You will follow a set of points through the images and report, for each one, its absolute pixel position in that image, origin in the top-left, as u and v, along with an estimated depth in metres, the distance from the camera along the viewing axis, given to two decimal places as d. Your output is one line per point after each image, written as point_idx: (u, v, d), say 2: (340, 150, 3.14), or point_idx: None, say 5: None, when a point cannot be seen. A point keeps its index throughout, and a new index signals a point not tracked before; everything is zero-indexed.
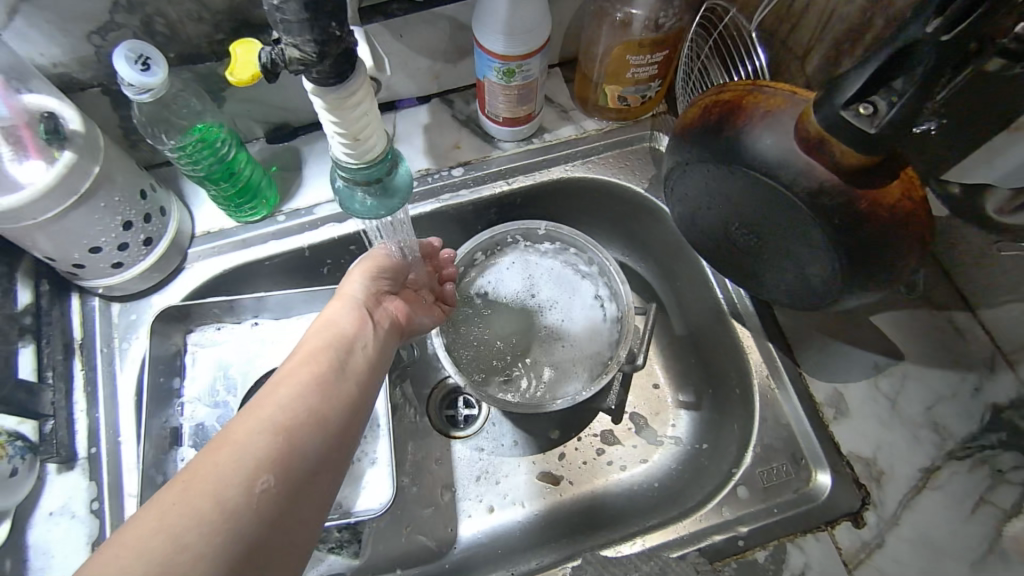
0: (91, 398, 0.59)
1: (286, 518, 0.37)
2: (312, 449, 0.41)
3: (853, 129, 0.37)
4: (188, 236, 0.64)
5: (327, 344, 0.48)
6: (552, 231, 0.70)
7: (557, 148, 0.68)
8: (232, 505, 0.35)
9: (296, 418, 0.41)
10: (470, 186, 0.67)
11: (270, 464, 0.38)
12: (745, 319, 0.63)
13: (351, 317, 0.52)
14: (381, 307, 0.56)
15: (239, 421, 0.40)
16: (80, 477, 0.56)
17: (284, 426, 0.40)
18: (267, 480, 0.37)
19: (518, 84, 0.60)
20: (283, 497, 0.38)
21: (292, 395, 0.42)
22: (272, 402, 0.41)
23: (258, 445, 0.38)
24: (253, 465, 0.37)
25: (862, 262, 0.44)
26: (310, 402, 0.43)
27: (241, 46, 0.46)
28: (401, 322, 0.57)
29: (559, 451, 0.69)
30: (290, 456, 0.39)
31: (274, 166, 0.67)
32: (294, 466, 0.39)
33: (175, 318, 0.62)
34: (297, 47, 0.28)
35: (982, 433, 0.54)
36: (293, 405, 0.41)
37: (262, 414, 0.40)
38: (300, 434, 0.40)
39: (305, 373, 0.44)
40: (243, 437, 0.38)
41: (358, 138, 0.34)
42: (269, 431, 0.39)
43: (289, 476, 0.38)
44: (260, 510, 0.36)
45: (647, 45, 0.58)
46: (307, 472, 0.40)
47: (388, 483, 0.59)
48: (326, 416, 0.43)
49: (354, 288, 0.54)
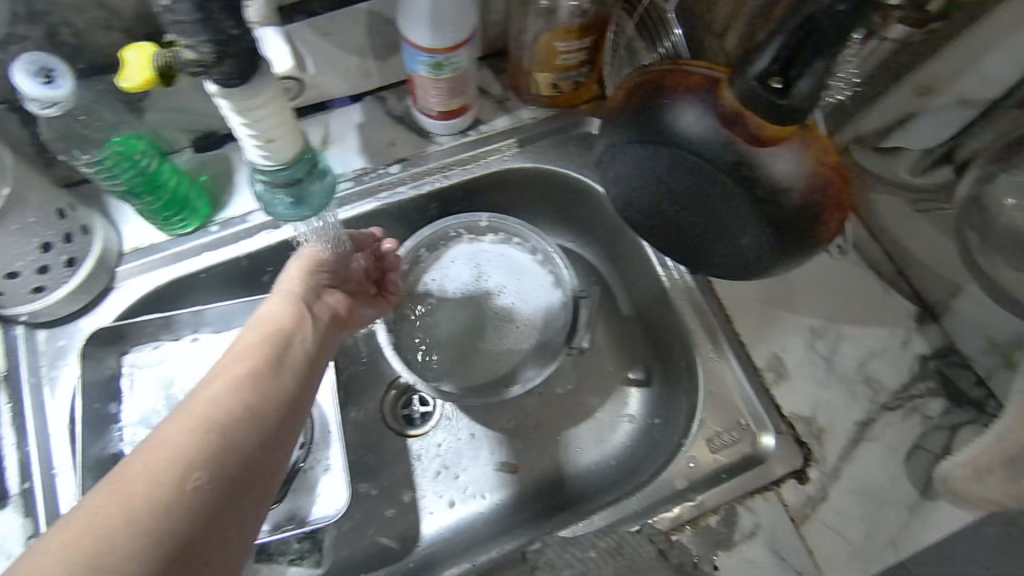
0: (19, 431, 0.56)
1: (221, 515, 0.37)
2: (247, 445, 0.40)
3: (767, 101, 0.38)
4: (116, 254, 0.61)
5: (263, 340, 0.47)
6: (495, 222, 0.70)
7: (493, 139, 0.68)
8: (163, 505, 0.34)
9: (230, 415, 0.40)
10: (408, 183, 0.67)
11: (204, 462, 0.37)
12: (687, 294, 0.64)
13: (290, 312, 0.51)
14: (322, 301, 0.55)
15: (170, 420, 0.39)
16: (13, 513, 0.54)
17: (218, 423, 0.39)
18: (200, 478, 0.36)
19: (449, 77, 0.59)
20: (218, 493, 0.37)
21: (225, 392, 0.42)
22: (203, 400, 0.40)
23: (189, 443, 0.37)
24: (185, 464, 0.36)
25: (787, 232, 0.45)
26: (244, 399, 0.42)
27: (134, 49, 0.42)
28: (343, 315, 0.57)
29: (517, 441, 0.69)
30: (224, 454, 0.38)
31: (204, 175, 0.65)
32: (229, 463, 0.38)
33: (109, 340, 0.60)
34: (192, 48, 0.27)
35: (913, 381, 0.58)
36: (225, 402, 0.41)
37: (194, 413, 0.39)
38: (235, 431, 0.40)
39: (239, 370, 0.44)
40: (174, 436, 0.38)
41: (271, 139, 0.34)
42: (202, 429, 0.38)
43: (224, 474, 0.38)
44: (193, 508, 0.35)
45: (575, 31, 0.58)
46: (243, 467, 0.39)
47: (343, 490, 0.59)
48: (262, 412, 0.42)
49: (292, 283, 0.53)
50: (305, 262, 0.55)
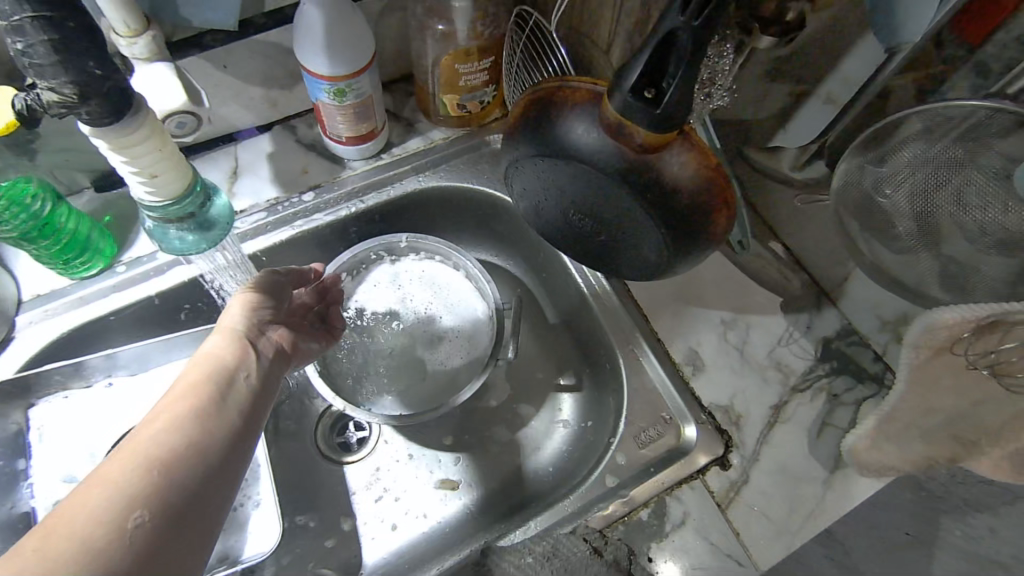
0: None
1: (165, 553, 0.36)
2: (192, 480, 0.39)
3: (644, 112, 0.41)
4: (15, 302, 0.59)
5: (206, 375, 0.46)
6: (415, 241, 0.71)
7: (406, 160, 0.69)
8: (97, 548, 0.33)
9: (173, 452, 0.39)
10: (323, 209, 0.67)
11: (144, 500, 0.36)
12: (603, 298, 0.66)
13: (232, 348, 0.49)
14: (266, 337, 0.53)
15: (110, 459, 0.38)
16: None
17: (160, 460, 0.38)
18: (140, 516, 0.36)
19: (353, 103, 0.60)
20: (160, 531, 0.36)
21: (169, 428, 0.40)
22: (145, 437, 0.39)
23: (129, 482, 0.37)
24: (123, 504, 0.36)
25: (681, 230, 0.48)
26: (188, 434, 0.41)
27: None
28: (287, 350, 0.55)
29: (455, 456, 0.69)
30: (165, 491, 0.37)
31: (107, 217, 0.63)
32: (172, 502, 0.37)
33: (11, 394, 0.56)
34: (54, 90, 0.27)
35: (819, 364, 0.63)
36: (168, 439, 0.40)
37: (135, 450, 0.38)
38: (178, 466, 0.39)
39: (182, 405, 0.42)
40: (113, 474, 0.37)
41: (156, 174, 0.34)
42: (143, 467, 0.38)
43: (166, 512, 0.37)
44: (131, 549, 0.35)
45: (474, 52, 0.61)
46: (187, 504, 0.38)
47: (275, 523, 0.57)
48: (208, 447, 0.41)
49: (233, 319, 0.52)
50: (247, 295, 0.54)
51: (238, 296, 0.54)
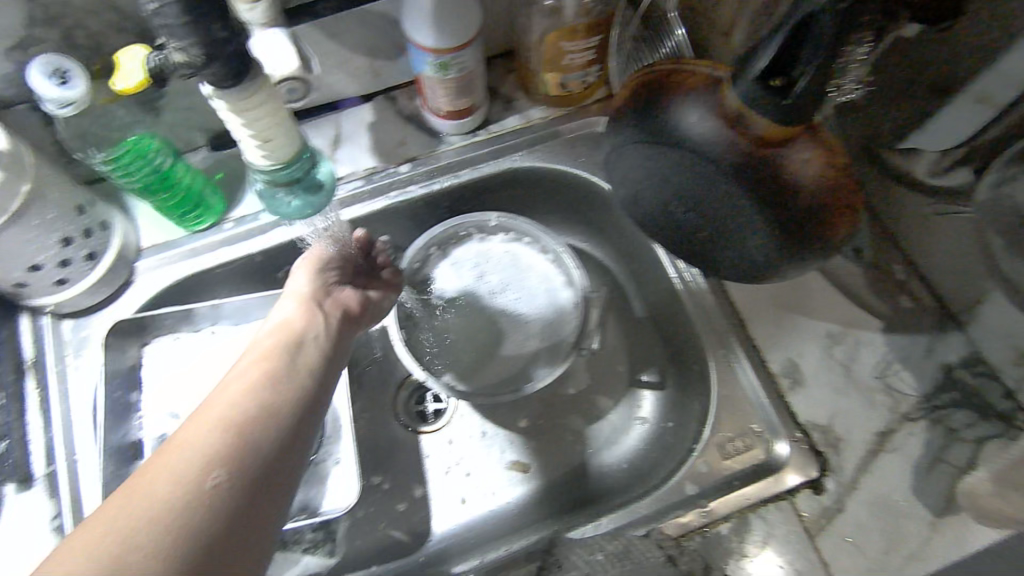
0: (47, 416, 0.58)
1: (246, 508, 0.37)
2: (265, 442, 0.41)
3: (770, 102, 0.38)
4: (136, 249, 0.63)
5: (275, 343, 0.49)
6: (505, 222, 0.69)
7: (504, 138, 0.68)
8: (183, 504, 0.35)
9: (246, 415, 0.41)
10: (418, 181, 0.67)
11: (223, 458, 0.38)
12: (697, 296, 0.62)
13: (302, 312, 0.53)
14: (332, 298, 0.56)
15: (188, 426, 0.40)
16: (42, 494, 0.56)
17: (234, 423, 0.40)
18: (220, 474, 0.37)
19: (455, 77, 0.59)
20: (240, 488, 0.37)
21: (240, 393, 0.43)
22: (217, 403, 0.42)
23: (207, 443, 0.38)
24: (203, 463, 0.37)
25: (796, 235, 0.44)
26: (259, 399, 0.43)
27: (127, 53, 0.44)
28: (355, 313, 0.58)
29: (528, 440, 0.69)
30: (240, 452, 0.39)
31: (219, 174, 0.66)
32: (246, 462, 0.39)
33: (128, 333, 0.61)
34: (182, 50, 0.28)
35: (935, 393, 0.55)
36: (240, 404, 0.42)
37: (210, 416, 0.41)
38: (251, 430, 0.41)
39: (253, 372, 0.45)
40: (192, 438, 0.39)
41: (268, 140, 0.35)
42: (219, 429, 0.40)
43: (242, 471, 0.38)
44: (214, 504, 0.36)
45: (582, 30, 0.58)
46: (263, 463, 0.40)
47: (353, 482, 0.59)
48: (278, 409, 0.43)
49: (300, 285, 0.55)
50: (311, 260, 0.57)
51: (303, 262, 0.57)
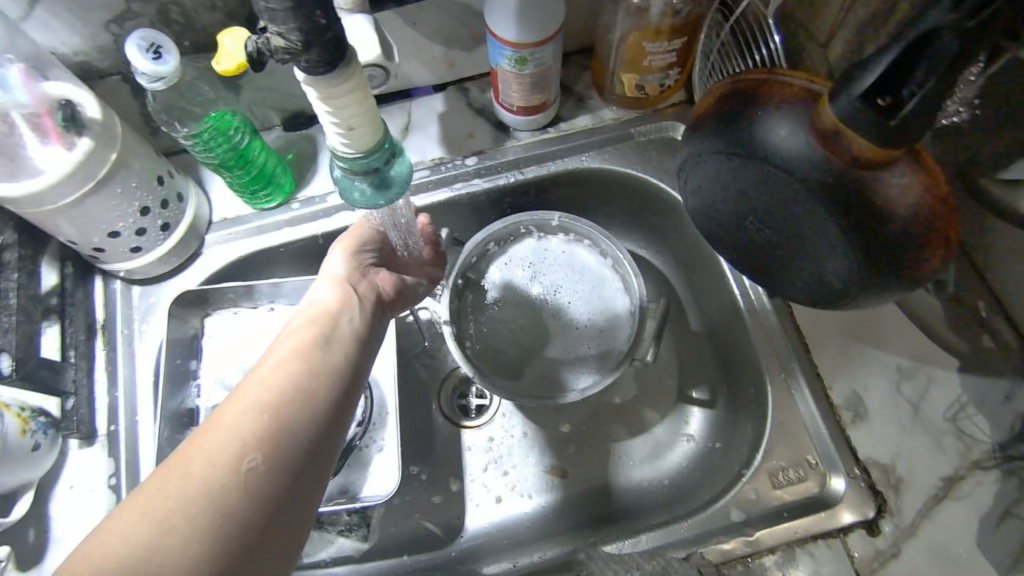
0: (112, 377, 0.60)
1: (280, 495, 0.38)
2: (300, 425, 0.41)
3: (871, 121, 0.36)
4: (206, 222, 0.65)
5: (311, 321, 0.48)
6: (566, 222, 0.69)
7: (573, 137, 0.67)
8: (219, 490, 0.36)
9: (282, 396, 0.42)
10: (483, 175, 0.67)
11: (258, 443, 0.39)
12: (759, 316, 0.60)
13: (338, 292, 0.52)
14: (368, 280, 0.55)
15: (225, 404, 0.41)
16: (101, 452, 0.58)
17: (269, 404, 0.41)
18: (255, 459, 0.38)
19: (532, 73, 0.59)
20: (274, 474, 0.39)
21: (276, 372, 0.43)
22: (254, 381, 0.42)
23: (242, 426, 0.39)
24: (239, 447, 0.38)
25: (880, 263, 0.41)
26: (296, 380, 0.43)
27: (228, 33, 0.47)
28: (390, 297, 0.57)
29: (570, 445, 0.68)
30: (275, 435, 0.40)
31: (290, 154, 0.68)
32: (280, 447, 0.39)
33: (193, 303, 0.63)
34: (282, 35, 0.27)
35: (1013, 443, 0.51)
36: (277, 385, 0.42)
37: (246, 395, 0.41)
38: (286, 412, 0.41)
39: (290, 350, 0.45)
40: (229, 419, 0.40)
41: (352, 128, 0.34)
42: (255, 411, 0.40)
43: (277, 457, 0.39)
44: (249, 492, 0.37)
45: (666, 31, 0.56)
46: (297, 448, 0.40)
47: (394, 471, 0.60)
48: (314, 390, 0.43)
49: (336, 265, 0.54)
50: (346, 243, 0.55)
51: (339, 243, 0.56)
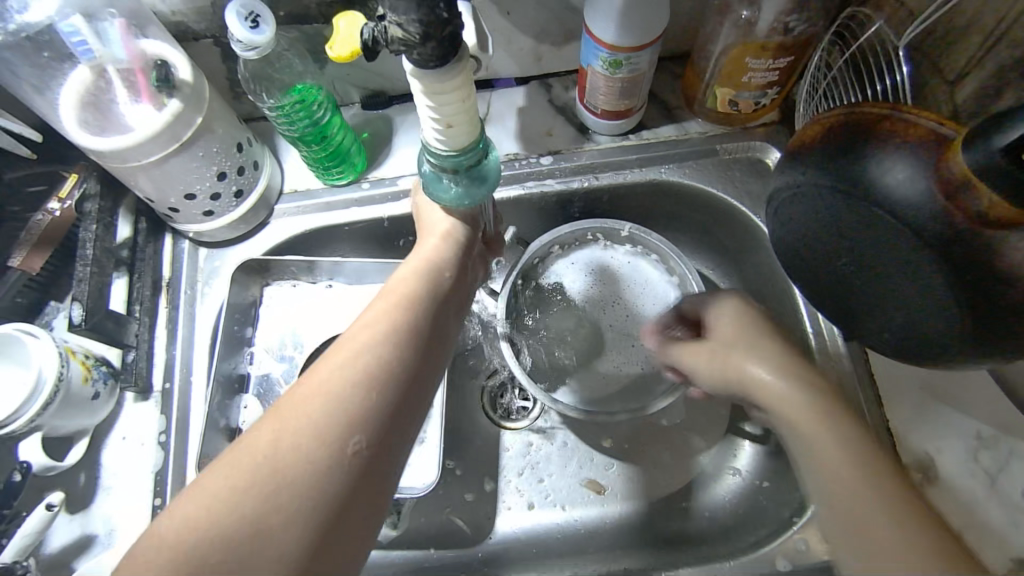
0: (171, 335, 0.61)
1: (379, 474, 0.39)
2: (401, 402, 0.42)
3: (1013, 178, 0.33)
4: (277, 192, 0.65)
5: (420, 284, 0.48)
6: (637, 234, 0.66)
7: (655, 146, 0.65)
8: (324, 464, 0.37)
9: (386, 368, 0.42)
10: (556, 176, 0.65)
11: (362, 421, 0.39)
12: (832, 359, 0.57)
13: (452, 256, 0.51)
14: (476, 244, 0.55)
15: (332, 369, 0.41)
16: (154, 406, 0.59)
17: (375, 378, 0.41)
18: (358, 439, 0.39)
19: (623, 77, 0.57)
20: (376, 454, 0.39)
21: (383, 340, 0.43)
22: (362, 348, 0.42)
23: (348, 400, 0.40)
24: (345, 424, 0.39)
25: (990, 328, 0.38)
26: (399, 354, 0.43)
27: (344, 19, 0.48)
28: (487, 258, 0.58)
29: (610, 461, 0.66)
30: (378, 412, 0.40)
31: (366, 133, 0.68)
32: (382, 424, 0.40)
33: (255, 271, 0.64)
34: (401, 25, 0.26)
35: None
36: (382, 356, 0.42)
37: (354, 364, 0.41)
38: (388, 390, 0.41)
39: (399, 315, 0.45)
40: (336, 389, 0.40)
41: (451, 125, 0.33)
42: (362, 383, 0.41)
43: (379, 434, 0.40)
44: (351, 471, 0.38)
45: (772, 48, 0.53)
46: (397, 427, 0.41)
47: (435, 464, 0.60)
48: (417, 365, 0.44)
49: (454, 225, 0.52)
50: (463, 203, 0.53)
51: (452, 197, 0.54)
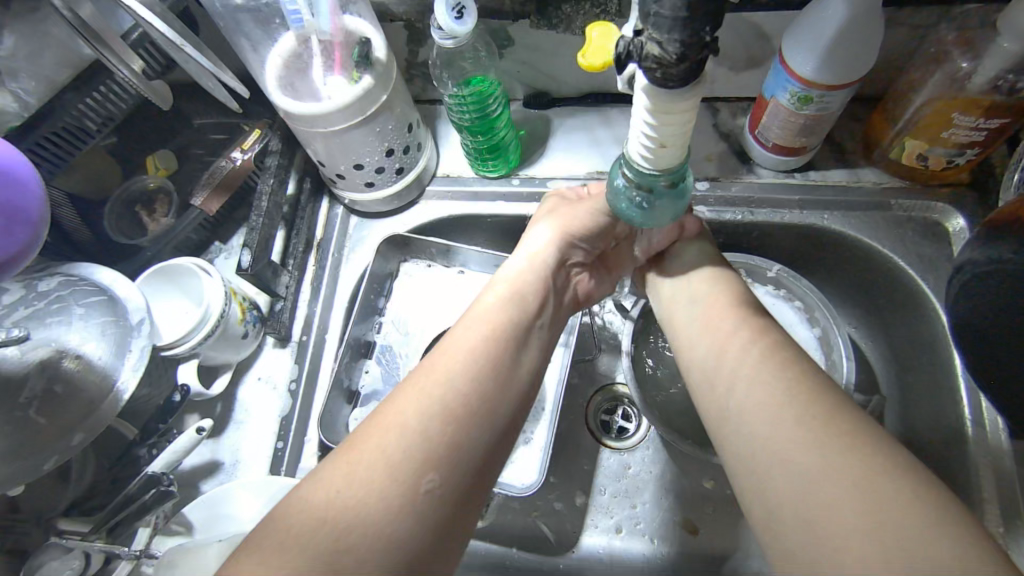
0: (314, 292, 0.65)
1: (453, 517, 0.38)
2: (476, 441, 0.41)
3: None
4: (431, 174, 0.68)
5: (505, 313, 0.48)
6: (784, 277, 0.63)
7: (821, 189, 0.61)
8: (399, 501, 0.37)
9: (461, 404, 0.42)
10: (710, 203, 0.63)
11: (436, 461, 0.39)
12: (991, 453, 0.52)
13: (540, 285, 0.51)
14: (564, 275, 0.55)
15: (408, 401, 0.41)
16: (289, 355, 0.63)
17: (451, 415, 0.41)
18: (432, 480, 0.38)
19: (809, 114, 0.54)
20: (449, 495, 0.38)
21: (462, 373, 0.43)
22: (440, 382, 0.42)
23: (423, 437, 0.39)
24: (420, 462, 0.38)
25: None
26: (480, 390, 0.43)
27: (598, 28, 0.42)
28: (580, 298, 0.58)
29: (709, 503, 0.64)
30: (453, 452, 0.39)
31: (523, 130, 0.69)
32: (455, 464, 0.39)
33: (397, 245, 0.66)
34: (660, 44, 0.26)
35: None
36: (458, 390, 0.42)
37: (432, 398, 0.41)
38: (463, 426, 0.41)
39: (479, 345, 0.45)
40: (410, 423, 0.40)
41: (664, 147, 0.32)
42: (437, 419, 0.40)
43: (453, 474, 0.39)
44: (425, 512, 0.37)
45: (986, 106, 0.49)
46: (471, 467, 0.40)
47: (538, 467, 0.60)
48: (495, 404, 0.43)
49: (546, 256, 0.53)
50: (563, 232, 0.54)
51: (556, 220, 0.55)
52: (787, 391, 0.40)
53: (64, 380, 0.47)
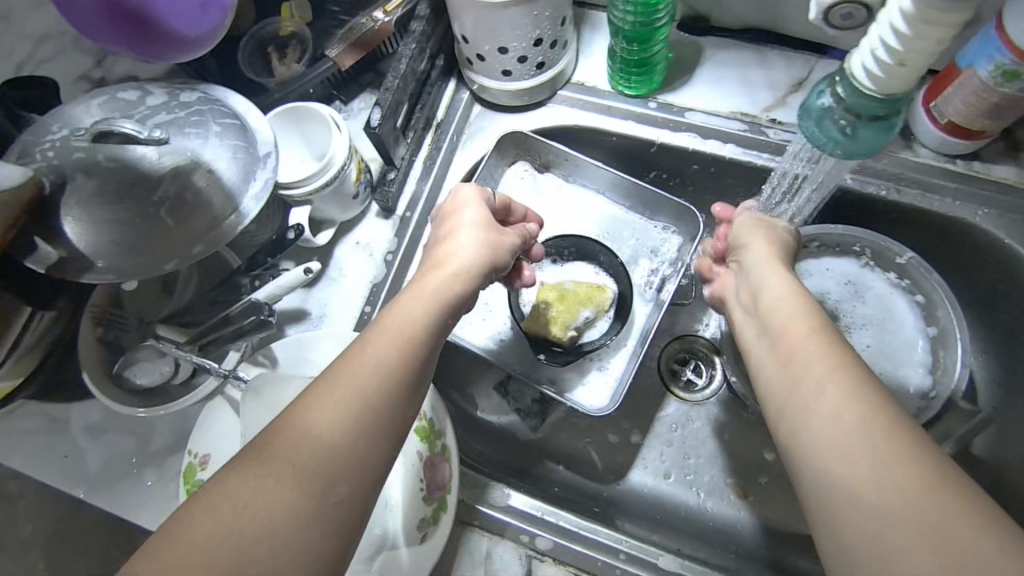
0: (425, 171, 0.65)
1: (357, 523, 0.35)
2: (383, 446, 0.37)
3: None
4: (566, 79, 0.65)
5: (416, 317, 0.42)
6: (914, 266, 0.59)
7: (982, 183, 0.57)
8: (304, 514, 0.33)
9: (366, 409, 0.37)
10: (856, 172, 0.59)
11: (344, 470, 0.35)
12: None
13: (460, 296, 0.46)
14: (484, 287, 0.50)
15: (305, 408, 0.36)
16: (389, 227, 0.63)
17: (355, 422, 0.36)
18: (341, 490, 0.34)
19: (1006, 94, 0.49)
20: (360, 504, 0.35)
21: (366, 376, 0.38)
22: (339, 385, 0.37)
23: (328, 446, 0.35)
24: (327, 472, 0.34)
25: None
26: (390, 392, 0.38)
27: None
28: None
29: (767, 473, 0.63)
30: (360, 463, 0.36)
31: (671, 54, 0.65)
32: (363, 474, 0.35)
33: (516, 143, 0.64)
34: None
35: None
36: (363, 394, 0.37)
37: (333, 401, 0.36)
38: (370, 437, 0.36)
39: (389, 344, 0.40)
40: (312, 430, 0.35)
41: (902, 63, 0.41)
42: (340, 426, 0.36)
43: (363, 484, 0.35)
44: (336, 524, 0.34)
45: None
46: (378, 474, 0.36)
47: (609, 393, 0.61)
48: (401, 411, 0.38)
49: (470, 269, 0.47)
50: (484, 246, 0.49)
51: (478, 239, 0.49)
52: (865, 425, 0.34)
53: (196, 191, 0.48)
